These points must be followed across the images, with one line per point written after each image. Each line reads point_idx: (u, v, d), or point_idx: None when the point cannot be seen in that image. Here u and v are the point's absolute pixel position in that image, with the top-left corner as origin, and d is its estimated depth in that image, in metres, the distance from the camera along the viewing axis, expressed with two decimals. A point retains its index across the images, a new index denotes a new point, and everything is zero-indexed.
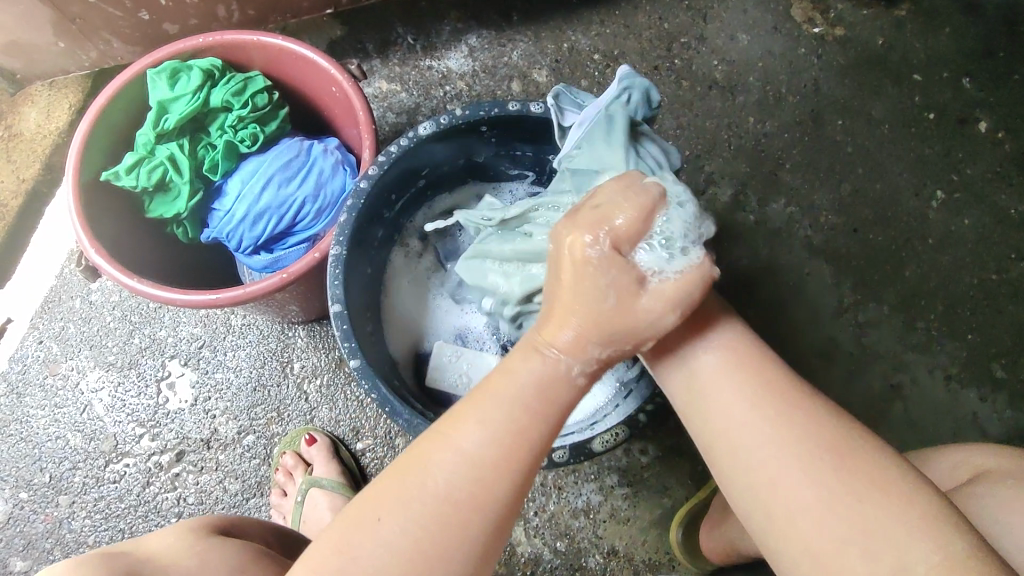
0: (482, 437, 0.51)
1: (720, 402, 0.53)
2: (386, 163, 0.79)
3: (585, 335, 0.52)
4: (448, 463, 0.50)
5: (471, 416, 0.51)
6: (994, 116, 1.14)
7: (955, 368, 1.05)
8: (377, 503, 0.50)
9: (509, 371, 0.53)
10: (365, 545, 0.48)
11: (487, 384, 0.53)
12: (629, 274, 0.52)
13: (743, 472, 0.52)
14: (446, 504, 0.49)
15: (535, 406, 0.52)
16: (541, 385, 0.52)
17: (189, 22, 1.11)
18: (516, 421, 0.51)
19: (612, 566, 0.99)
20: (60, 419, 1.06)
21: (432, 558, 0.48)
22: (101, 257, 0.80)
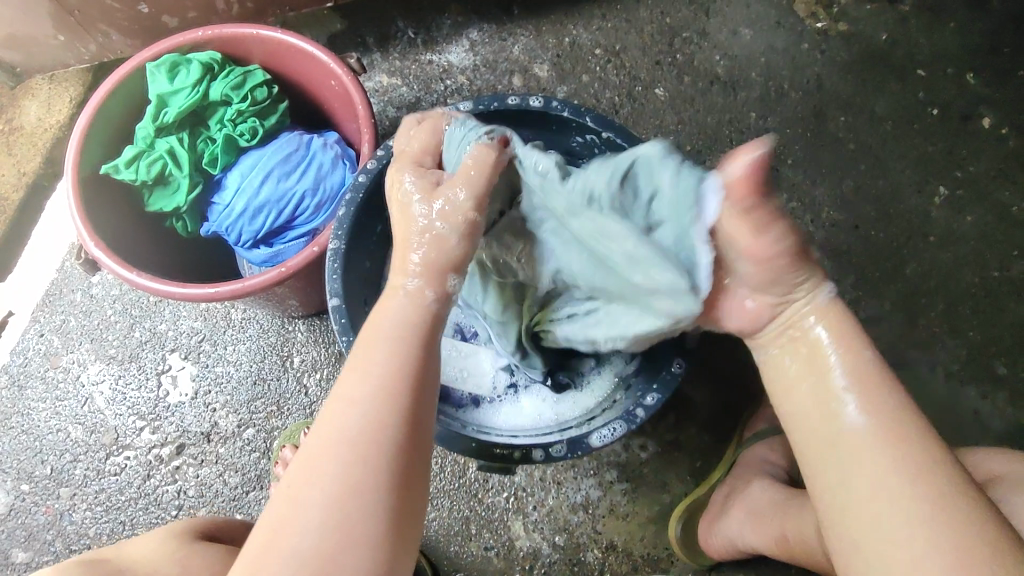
0: (368, 374, 0.55)
1: (862, 463, 0.51)
2: (385, 157, 0.80)
3: (428, 262, 0.61)
4: (347, 417, 0.53)
5: (356, 362, 0.56)
6: (998, 113, 1.14)
7: (955, 365, 1.05)
8: (301, 478, 0.51)
9: (378, 320, 0.60)
10: (302, 511, 0.49)
11: (364, 334, 0.59)
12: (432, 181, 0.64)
13: (861, 528, 0.50)
14: (352, 446, 0.51)
15: (407, 339, 0.58)
16: (406, 319, 0.59)
17: (189, 15, 1.11)
18: (393, 351, 0.57)
19: (610, 561, 0.99)
20: (61, 412, 1.07)
21: (353, 502, 0.49)
22: (100, 250, 0.81)
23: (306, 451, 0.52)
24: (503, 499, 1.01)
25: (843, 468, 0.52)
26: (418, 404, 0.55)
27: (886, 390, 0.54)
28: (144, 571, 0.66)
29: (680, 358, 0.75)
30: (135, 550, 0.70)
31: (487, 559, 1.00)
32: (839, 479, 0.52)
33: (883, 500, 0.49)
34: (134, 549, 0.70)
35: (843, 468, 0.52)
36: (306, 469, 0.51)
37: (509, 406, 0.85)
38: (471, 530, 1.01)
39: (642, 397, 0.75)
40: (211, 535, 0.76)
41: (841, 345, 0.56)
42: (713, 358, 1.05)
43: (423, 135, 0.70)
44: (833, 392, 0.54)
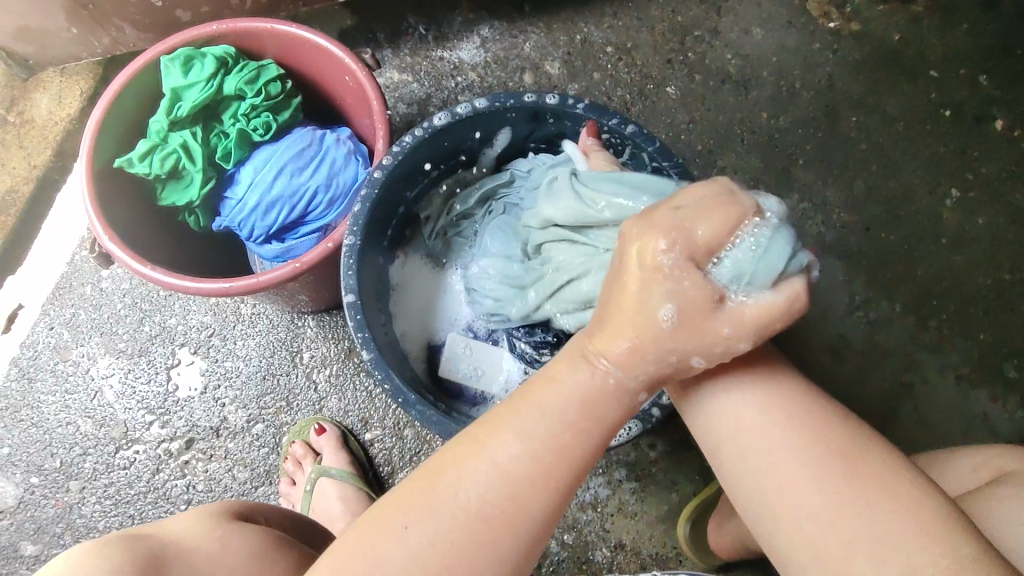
0: (509, 443, 0.51)
1: (729, 400, 0.54)
2: (400, 154, 0.79)
3: (641, 351, 0.52)
4: (482, 473, 0.51)
5: (497, 420, 0.53)
6: (1011, 115, 1.13)
7: (966, 367, 1.04)
8: (405, 513, 0.50)
9: (550, 383, 0.54)
10: (394, 546, 0.49)
11: (528, 391, 0.54)
12: (705, 292, 0.51)
13: (740, 456, 0.52)
14: (468, 504, 0.50)
15: (579, 420, 0.52)
16: (575, 395, 0.53)
17: (201, 9, 1.11)
18: (547, 424, 0.52)
19: (619, 560, 0.99)
20: (70, 405, 1.07)
21: (456, 557, 0.49)
22: (114, 244, 0.80)
23: (421, 488, 0.52)
24: None
25: (713, 410, 0.55)
26: (564, 487, 0.52)
27: (761, 347, 0.58)
28: (183, 549, 0.65)
29: None
30: (173, 526, 0.69)
31: None
32: (717, 424, 0.54)
33: (755, 430, 0.52)
34: (173, 527, 0.69)
35: (719, 415, 0.54)
36: (416, 510, 0.50)
37: None
38: None
39: (657, 396, 0.74)
40: (245, 517, 0.76)
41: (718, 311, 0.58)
42: None
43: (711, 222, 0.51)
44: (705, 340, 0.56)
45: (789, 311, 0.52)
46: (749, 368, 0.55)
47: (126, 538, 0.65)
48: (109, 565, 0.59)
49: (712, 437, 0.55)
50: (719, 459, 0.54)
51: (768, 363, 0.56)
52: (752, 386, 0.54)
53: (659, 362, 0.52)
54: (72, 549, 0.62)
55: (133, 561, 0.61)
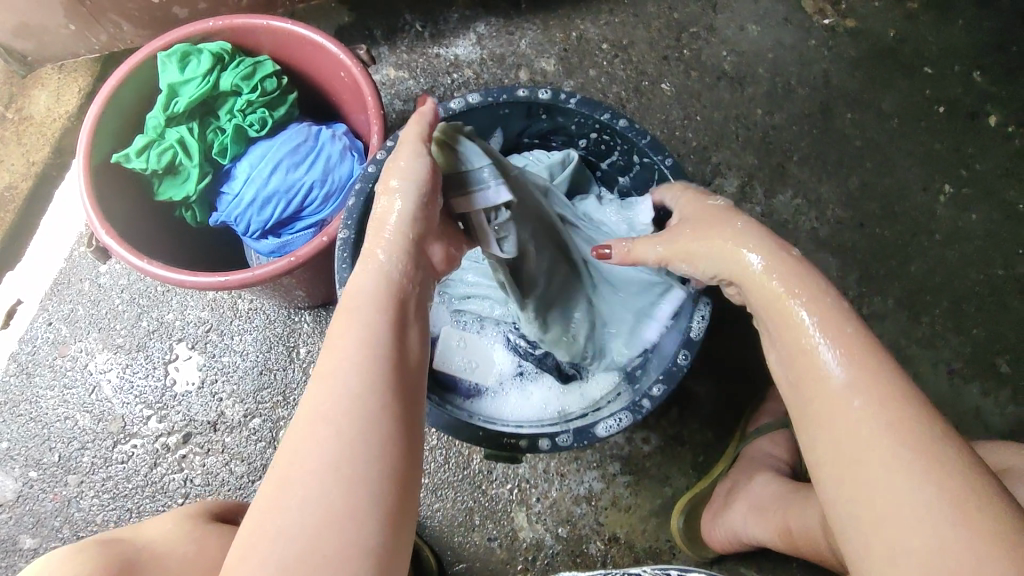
0: (347, 355, 0.53)
1: (832, 416, 0.50)
2: (394, 147, 0.80)
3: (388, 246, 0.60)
4: (333, 375, 0.52)
5: (333, 343, 0.54)
6: (1004, 111, 1.14)
7: (958, 362, 1.05)
8: (284, 470, 0.49)
9: (350, 298, 0.58)
10: (286, 504, 0.47)
11: (341, 313, 0.57)
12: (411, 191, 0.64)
13: (835, 478, 0.48)
14: (332, 427, 0.49)
15: (384, 304, 0.57)
16: (378, 285, 0.58)
17: (198, 6, 1.11)
18: (371, 329, 0.55)
19: (612, 553, 1.00)
20: (68, 400, 1.08)
21: (337, 487, 0.47)
22: (111, 239, 0.81)
23: (289, 439, 0.50)
24: (507, 490, 1.02)
25: (819, 427, 0.51)
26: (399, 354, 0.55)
27: (863, 350, 0.51)
28: (159, 552, 0.67)
29: (686, 348, 0.75)
30: (150, 532, 0.70)
31: (490, 549, 1.01)
32: (817, 438, 0.51)
33: (852, 453, 0.48)
34: (150, 529, 0.70)
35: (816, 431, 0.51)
36: (287, 459, 0.49)
37: (517, 396, 0.87)
38: (475, 520, 1.01)
39: (648, 388, 0.75)
40: (225, 518, 0.78)
41: (823, 320, 0.54)
42: (716, 354, 1.05)
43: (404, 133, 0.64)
44: (814, 361, 0.53)
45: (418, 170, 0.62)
46: (871, 386, 0.49)
47: (103, 543, 0.67)
48: (83, 567, 0.61)
49: (816, 453, 0.51)
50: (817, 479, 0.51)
51: (885, 380, 0.49)
52: (863, 402, 0.48)
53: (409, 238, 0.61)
54: (50, 554, 0.64)
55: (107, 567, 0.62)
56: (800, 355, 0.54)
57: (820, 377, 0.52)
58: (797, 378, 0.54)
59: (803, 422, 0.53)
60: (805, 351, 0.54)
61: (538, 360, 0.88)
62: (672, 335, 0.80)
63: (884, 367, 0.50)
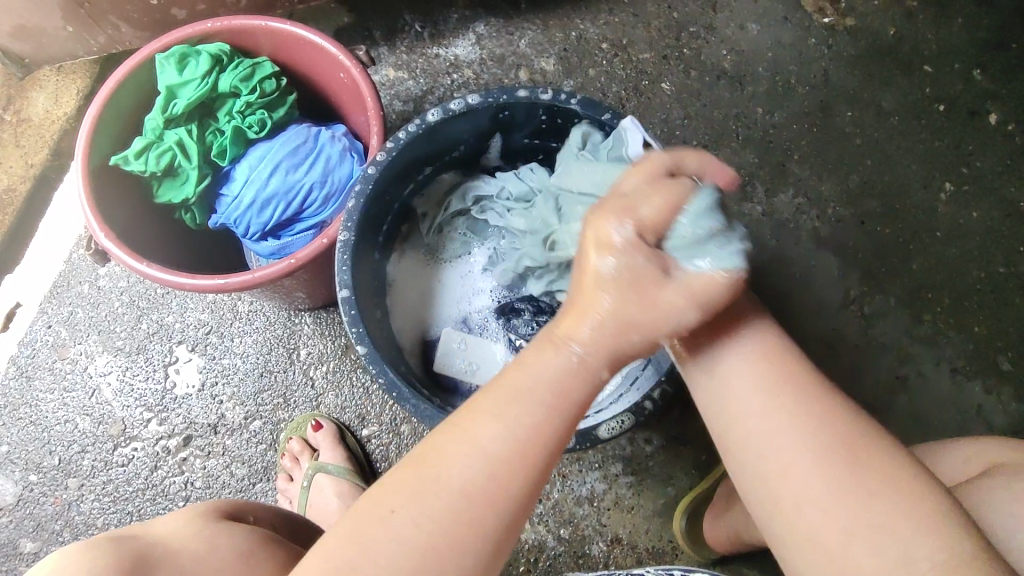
0: (500, 432, 0.50)
1: (743, 386, 0.55)
2: (394, 149, 0.79)
3: (604, 333, 0.52)
4: (468, 459, 0.50)
5: (492, 411, 0.51)
6: (1004, 109, 1.14)
7: (961, 360, 1.05)
8: (393, 503, 0.49)
9: (526, 371, 0.53)
10: (386, 545, 0.47)
11: (511, 377, 0.53)
12: (653, 262, 0.53)
13: (764, 487, 0.52)
14: (459, 495, 0.49)
15: (554, 405, 0.52)
16: (556, 382, 0.52)
17: (196, 7, 1.11)
18: (534, 413, 0.51)
19: (615, 554, 1.00)
20: (69, 403, 1.07)
21: (443, 554, 0.47)
22: (111, 242, 0.81)
23: (409, 476, 0.50)
24: None
25: (729, 401, 0.56)
26: (543, 470, 0.51)
27: (780, 369, 0.56)
28: (174, 548, 0.66)
29: None
30: (159, 528, 0.70)
31: None
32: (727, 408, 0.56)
33: (777, 465, 0.52)
34: (158, 526, 0.70)
35: (730, 401, 0.56)
36: (405, 501, 0.49)
37: None
38: None
39: (650, 389, 0.74)
40: (234, 516, 0.77)
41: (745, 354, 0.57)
42: None
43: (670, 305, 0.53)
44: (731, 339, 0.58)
45: (666, 315, 0.53)
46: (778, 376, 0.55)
47: (112, 539, 0.66)
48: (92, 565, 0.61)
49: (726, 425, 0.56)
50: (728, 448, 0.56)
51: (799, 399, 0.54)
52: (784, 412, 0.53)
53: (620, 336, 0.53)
54: (62, 550, 0.64)
55: (118, 563, 0.62)
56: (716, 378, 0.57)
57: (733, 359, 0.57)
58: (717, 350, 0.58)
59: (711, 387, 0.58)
60: (717, 352, 0.59)
61: None
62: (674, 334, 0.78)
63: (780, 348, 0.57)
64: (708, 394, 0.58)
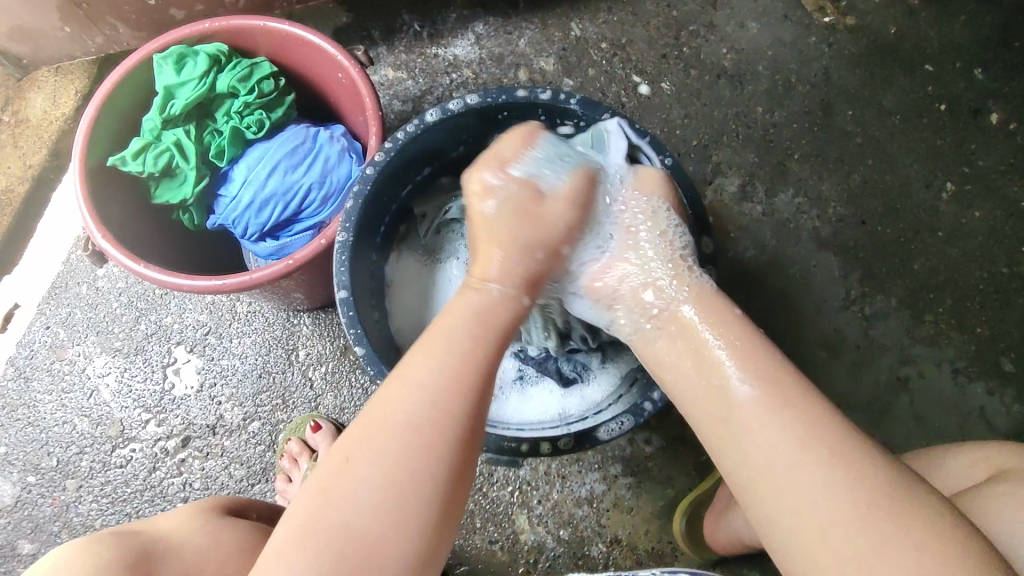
0: (436, 367, 0.55)
1: (754, 421, 0.54)
2: (392, 150, 0.79)
3: (510, 258, 0.64)
4: (414, 394, 0.54)
5: (425, 349, 0.57)
6: (1005, 108, 1.13)
7: (962, 360, 1.04)
8: (350, 451, 0.52)
9: (451, 311, 0.61)
10: (350, 490, 0.50)
11: (438, 321, 0.60)
12: (525, 188, 0.68)
13: (794, 522, 0.50)
14: (410, 431, 0.52)
15: (479, 330, 0.59)
16: (478, 312, 0.61)
17: (194, 7, 1.11)
18: (462, 346, 0.57)
19: (615, 555, 0.99)
20: (67, 404, 1.07)
21: (403, 490, 0.50)
22: (108, 243, 0.80)
23: (359, 428, 0.53)
24: (508, 492, 1.01)
25: (740, 437, 0.54)
26: (483, 394, 0.56)
27: (798, 398, 0.54)
28: (174, 542, 0.66)
29: None
30: (163, 523, 0.70)
31: (492, 552, 1.00)
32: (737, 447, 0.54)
33: (824, 521, 0.48)
34: (161, 521, 0.70)
35: (741, 437, 0.54)
36: (359, 448, 0.52)
37: (517, 399, 0.87)
38: (476, 523, 1.01)
39: (649, 390, 0.74)
40: (236, 510, 0.77)
41: (747, 369, 0.57)
42: None
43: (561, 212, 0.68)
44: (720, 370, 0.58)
45: (558, 222, 0.68)
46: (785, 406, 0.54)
47: (116, 534, 0.66)
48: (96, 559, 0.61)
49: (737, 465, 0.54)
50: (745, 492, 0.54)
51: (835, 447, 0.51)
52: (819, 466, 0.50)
53: (528, 257, 0.66)
54: (65, 544, 0.64)
55: (121, 558, 0.62)
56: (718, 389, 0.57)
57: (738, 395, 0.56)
58: (715, 383, 0.58)
59: (718, 421, 0.56)
60: (717, 384, 0.58)
61: (539, 364, 0.89)
62: None
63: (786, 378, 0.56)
64: (714, 434, 0.57)
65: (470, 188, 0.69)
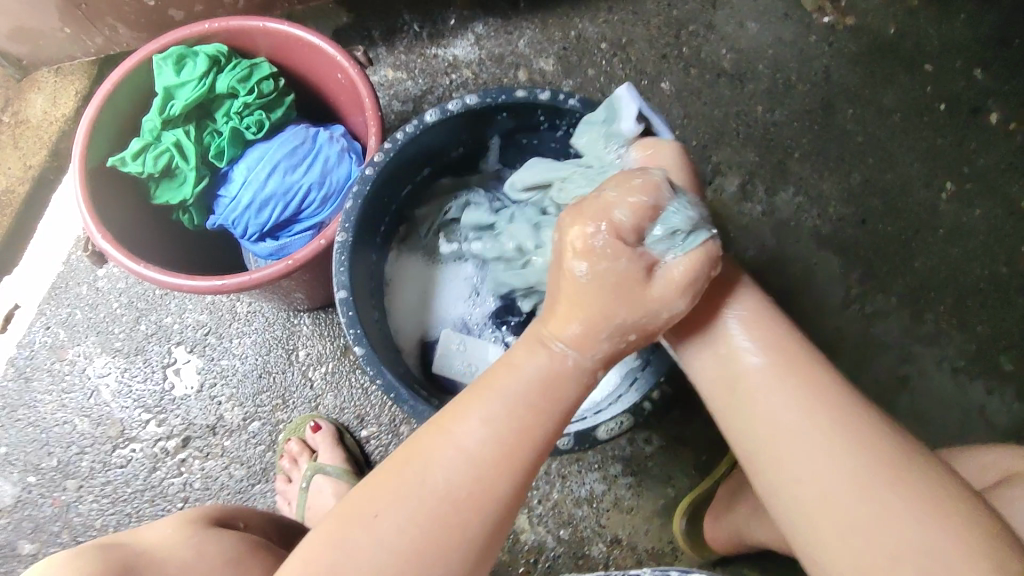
0: (480, 432, 0.52)
1: (762, 392, 0.55)
2: (392, 150, 0.79)
3: (591, 332, 0.54)
4: (456, 457, 0.51)
5: (473, 408, 0.53)
6: (1005, 107, 1.13)
7: (962, 359, 1.04)
8: (375, 503, 0.51)
9: (512, 370, 0.55)
10: (370, 549, 0.49)
11: (492, 377, 0.55)
12: (637, 266, 0.54)
13: (801, 497, 0.51)
14: (440, 500, 0.50)
15: (539, 401, 0.53)
16: (541, 384, 0.54)
17: (194, 8, 1.11)
18: (519, 418, 0.53)
19: (615, 555, 1.00)
20: (67, 404, 1.07)
21: (424, 558, 0.49)
22: (108, 243, 0.81)
23: (385, 478, 0.52)
24: None
25: (746, 406, 0.55)
26: (531, 465, 0.53)
27: (807, 369, 0.55)
28: (159, 556, 0.66)
29: None
30: (149, 535, 0.70)
31: (492, 552, 1.00)
32: (748, 419, 0.55)
33: (824, 485, 0.50)
34: (149, 533, 0.70)
35: (749, 409, 0.55)
36: (388, 505, 0.50)
37: None
38: None
39: (649, 389, 0.74)
40: (225, 523, 0.77)
41: (766, 352, 0.56)
42: None
43: (666, 286, 0.55)
44: (725, 337, 0.58)
45: (668, 305, 0.55)
46: (788, 373, 0.55)
47: (102, 547, 0.66)
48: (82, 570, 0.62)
49: (748, 438, 0.55)
50: (753, 462, 0.55)
51: (852, 426, 0.51)
52: (833, 449, 0.51)
53: (615, 337, 0.55)
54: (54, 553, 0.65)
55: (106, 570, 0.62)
56: (735, 374, 0.57)
57: (740, 357, 0.57)
58: (724, 354, 0.58)
59: (725, 389, 0.57)
60: (724, 352, 0.58)
61: None
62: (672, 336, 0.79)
63: (792, 343, 0.57)
64: (722, 403, 0.57)
65: (579, 246, 0.54)
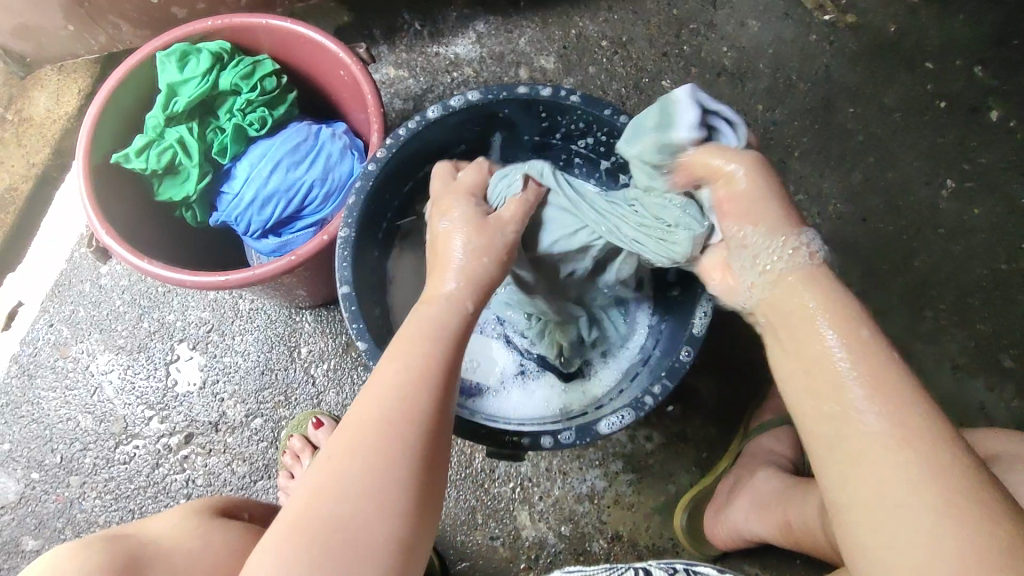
0: (404, 367, 0.56)
1: (873, 455, 0.45)
2: (394, 147, 0.79)
3: (466, 268, 0.63)
4: (383, 395, 0.54)
5: (391, 354, 0.57)
6: (1005, 106, 1.13)
7: (962, 357, 1.05)
8: (334, 446, 0.52)
9: (413, 319, 0.61)
10: (334, 480, 0.49)
11: (401, 331, 0.60)
12: (478, 215, 0.68)
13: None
14: (385, 428, 0.52)
15: (437, 335, 0.59)
16: (437, 320, 0.60)
17: (197, 6, 1.11)
18: (427, 351, 0.57)
19: (616, 551, 1.00)
20: (71, 401, 1.08)
21: (380, 483, 0.49)
22: (112, 239, 0.81)
23: (339, 433, 0.53)
24: (510, 489, 1.02)
25: (848, 468, 0.46)
26: (449, 384, 0.57)
27: (931, 438, 0.45)
28: (164, 548, 0.66)
29: (689, 345, 0.74)
30: (155, 526, 0.70)
31: (494, 548, 1.00)
32: (845, 480, 0.47)
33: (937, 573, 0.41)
34: (154, 525, 0.70)
35: (853, 472, 0.46)
36: (341, 446, 0.51)
37: (518, 395, 0.87)
38: (478, 519, 1.01)
39: (651, 384, 0.74)
40: (230, 513, 0.78)
41: (862, 365, 0.48)
42: (717, 351, 1.05)
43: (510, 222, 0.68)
44: (837, 389, 0.48)
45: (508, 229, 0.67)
46: (906, 441, 0.45)
47: (109, 538, 0.67)
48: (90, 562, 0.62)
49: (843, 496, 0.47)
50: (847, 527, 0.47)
51: (948, 469, 0.43)
52: (943, 525, 0.42)
53: (475, 267, 0.64)
54: (58, 546, 0.65)
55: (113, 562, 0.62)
56: (820, 376, 0.49)
57: (849, 413, 0.47)
58: (828, 405, 0.48)
59: (828, 444, 0.48)
60: (832, 406, 0.48)
61: (540, 359, 0.89)
62: (676, 333, 0.79)
63: (918, 406, 0.46)
64: (822, 458, 0.48)
65: (437, 210, 0.70)
